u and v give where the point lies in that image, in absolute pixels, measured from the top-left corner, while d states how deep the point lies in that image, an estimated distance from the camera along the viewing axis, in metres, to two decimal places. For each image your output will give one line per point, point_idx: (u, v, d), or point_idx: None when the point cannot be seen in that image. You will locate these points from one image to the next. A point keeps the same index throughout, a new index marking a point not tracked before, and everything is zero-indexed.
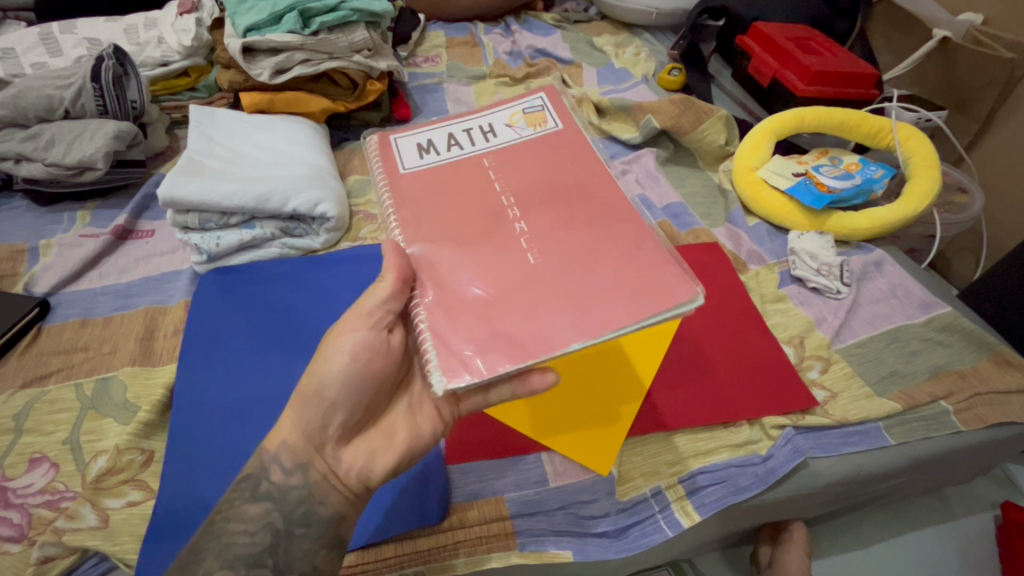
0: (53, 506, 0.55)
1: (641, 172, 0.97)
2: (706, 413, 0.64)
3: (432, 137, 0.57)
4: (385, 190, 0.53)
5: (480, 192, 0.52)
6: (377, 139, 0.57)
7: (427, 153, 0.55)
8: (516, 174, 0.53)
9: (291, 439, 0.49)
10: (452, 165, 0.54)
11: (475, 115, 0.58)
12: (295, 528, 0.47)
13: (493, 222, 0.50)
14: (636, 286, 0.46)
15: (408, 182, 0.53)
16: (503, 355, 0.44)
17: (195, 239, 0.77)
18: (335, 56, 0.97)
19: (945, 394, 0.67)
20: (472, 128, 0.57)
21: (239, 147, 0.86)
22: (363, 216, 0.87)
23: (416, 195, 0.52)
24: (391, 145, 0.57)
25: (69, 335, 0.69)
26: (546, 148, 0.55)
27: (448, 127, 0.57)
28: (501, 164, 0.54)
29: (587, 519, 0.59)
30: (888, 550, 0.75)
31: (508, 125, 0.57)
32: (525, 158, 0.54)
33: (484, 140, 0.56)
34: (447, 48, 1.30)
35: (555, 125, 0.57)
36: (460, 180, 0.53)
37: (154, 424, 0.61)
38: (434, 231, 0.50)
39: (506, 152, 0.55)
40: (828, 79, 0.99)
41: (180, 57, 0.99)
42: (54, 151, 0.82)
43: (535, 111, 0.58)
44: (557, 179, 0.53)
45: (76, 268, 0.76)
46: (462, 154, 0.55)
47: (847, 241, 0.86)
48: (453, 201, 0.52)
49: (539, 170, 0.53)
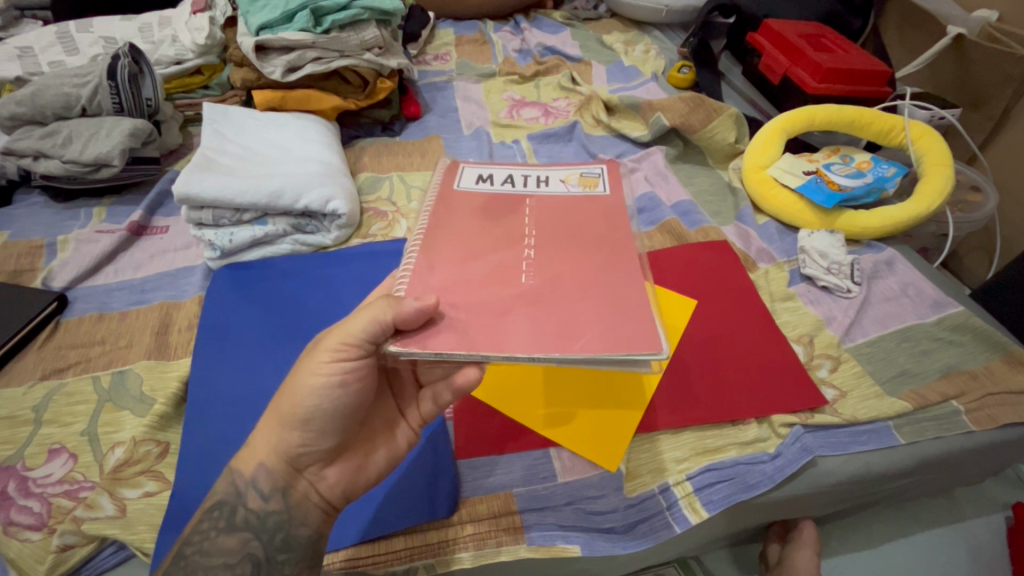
0: (73, 496, 0.56)
1: (650, 170, 0.98)
2: (713, 410, 0.65)
3: (493, 172, 0.63)
4: (433, 194, 0.60)
5: (508, 218, 0.56)
6: (448, 163, 0.65)
7: (483, 182, 0.61)
8: (545, 217, 0.57)
9: (267, 464, 0.47)
10: (498, 198, 0.59)
11: (540, 168, 0.63)
12: (276, 554, 0.47)
13: (505, 240, 0.54)
14: (603, 329, 0.45)
15: (455, 195, 0.60)
16: (453, 335, 0.44)
17: (208, 236, 0.78)
18: (347, 54, 0.97)
19: (956, 394, 0.67)
20: (530, 176, 0.62)
21: (249, 144, 0.87)
22: (373, 213, 0.88)
23: (454, 203, 0.58)
24: (457, 169, 0.64)
25: (86, 328, 0.71)
26: (585, 207, 0.58)
27: (509, 170, 0.63)
28: (540, 206, 0.58)
29: (596, 515, 0.59)
30: (897, 550, 0.75)
31: (563, 180, 0.61)
32: (563, 207, 0.58)
33: (535, 187, 0.60)
34: (457, 45, 1.30)
35: (604, 193, 0.60)
36: (495, 207, 0.58)
37: (169, 416, 0.62)
38: (452, 231, 0.55)
39: (547, 202, 0.58)
40: (841, 77, 0.98)
41: (193, 56, 1.00)
42: (71, 148, 0.83)
43: (592, 176, 0.62)
44: (579, 229, 0.55)
45: (93, 264, 0.77)
46: (509, 193, 0.60)
47: (858, 239, 0.86)
48: (482, 221, 0.56)
49: (570, 218, 0.57)
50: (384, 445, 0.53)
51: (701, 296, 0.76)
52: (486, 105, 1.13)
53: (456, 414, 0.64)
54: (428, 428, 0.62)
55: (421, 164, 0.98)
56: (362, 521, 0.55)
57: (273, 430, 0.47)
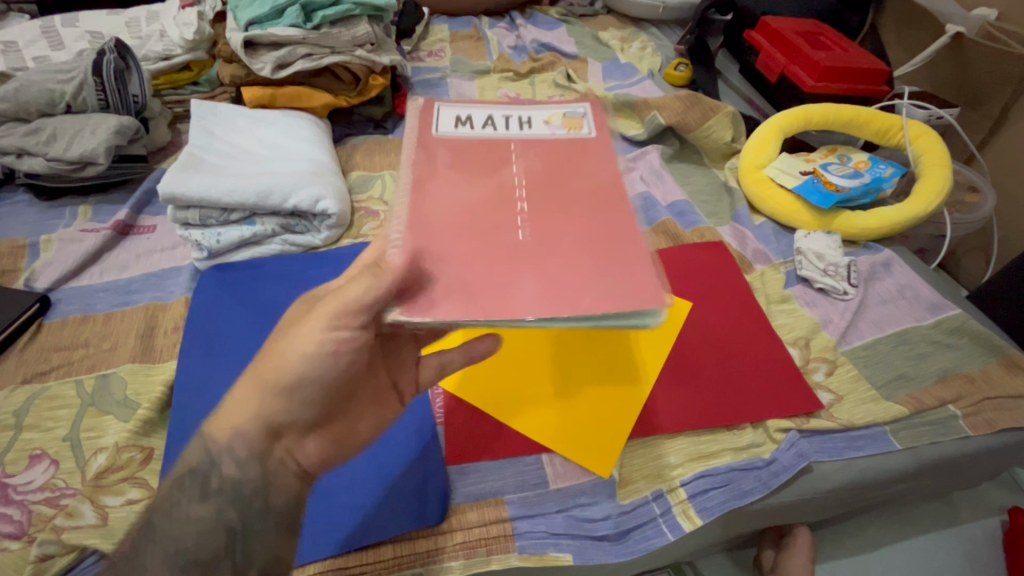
0: (54, 503, 0.55)
1: (646, 169, 0.97)
2: (707, 414, 0.64)
3: (471, 113, 0.59)
4: (410, 142, 0.56)
5: (494, 172, 0.53)
6: (421, 101, 0.60)
7: (462, 125, 0.57)
8: (533, 170, 0.53)
9: (245, 428, 0.44)
10: (479, 143, 0.56)
11: (521, 105, 0.59)
12: (248, 528, 0.45)
13: (495, 199, 0.51)
14: (610, 291, 0.44)
15: (432, 143, 0.56)
16: (455, 304, 0.43)
17: (195, 236, 0.76)
18: (338, 50, 0.96)
19: (952, 398, 0.66)
20: (511, 115, 0.58)
21: (238, 141, 0.86)
22: (364, 213, 0.87)
23: (434, 151, 0.54)
24: (432, 110, 0.59)
25: (69, 331, 0.69)
26: (573, 155, 0.55)
27: (489, 108, 0.59)
28: (526, 153, 0.55)
29: (588, 522, 0.57)
30: (893, 554, 0.74)
31: (546, 122, 0.58)
32: (551, 154, 0.55)
33: (517, 129, 0.57)
34: (451, 42, 1.29)
35: (590, 134, 0.57)
36: (476, 157, 0.54)
37: (153, 422, 0.61)
38: (434, 188, 0.51)
39: (532, 148, 0.55)
40: (839, 75, 0.97)
41: (181, 51, 0.99)
42: (56, 146, 0.81)
43: (576, 117, 0.59)
44: (572, 184, 0.53)
45: (78, 264, 0.76)
46: (489, 137, 0.56)
47: (855, 240, 0.85)
48: (467, 178, 0.53)
49: (561, 173, 0.54)
50: (370, 417, 0.51)
51: (696, 299, 0.76)
52: None
53: (447, 418, 0.63)
54: (419, 433, 0.61)
55: None
56: (349, 529, 0.54)
57: (253, 390, 0.45)
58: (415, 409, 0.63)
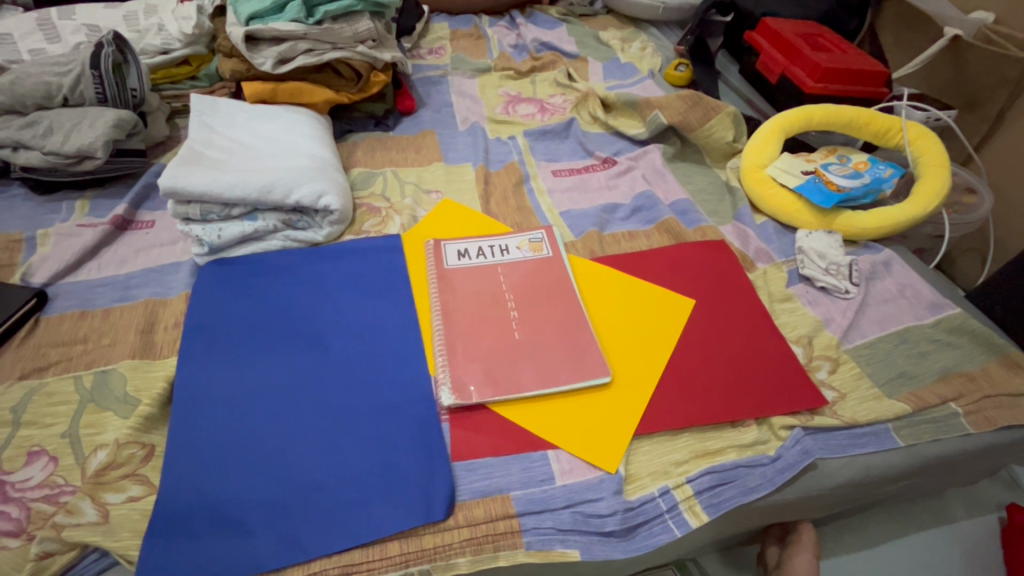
0: (53, 500, 0.54)
1: (648, 168, 0.97)
2: (712, 411, 0.64)
3: (468, 246, 0.80)
4: (434, 277, 0.75)
5: (495, 290, 0.75)
6: (429, 243, 0.79)
7: (464, 258, 0.78)
8: (522, 290, 0.75)
9: None
10: (480, 268, 0.77)
11: (499, 236, 0.82)
12: None
13: (500, 313, 0.72)
14: None
15: (449, 276, 0.76)
16: None
17: (196, 231, 0.75)
18: (339, 46, 0.95)
19: (954, 396, 0.67)
20: (495, 244, 0.80)
21: (239, 137, 0.85)
22: (366, 210, 0.86)
23: (453, 284, 0.75)
24: (441, 249, 0.79)
25: (68, 326, 0.68)
26: (541, 269, 0.77)
27: (479, 242, 0.81)
28: (511, 274, 0.77)
29: (595, 518, 0.57)
30: (894, 551, 0.75)
31: (517, 248, 0.80)
32: (530, 270, 0.77)
33: (500, 256, 0.79)
34: (451, 40, 1.29)
35: (549, 254, 0.79)
36: (479, 283, 0.75)
37: (155, 418, 0.60)
38: (458, 314, 0.71)
39: (514, 271, 0.77)
40: (839, 76, 0.97)
41: (180, 45, 0.98)
42: (52, 139, 0.80)
43: (538, 240, 0.81)
44: (549, 293, 0.74)
45: (75, 259, 0.75)
46: (483, 264, 0.78)
47: (855, 240, 0.86)
48: (479, 301, 0.73)
49: (541, 283, 0.75)
50: None
51: (698, 297, 0.76)
52: (482, 100, 1.11)
53: (452, 415, 0.63)
54: (424, 427, 0.61)
55: (415, 159, 0.97)
56: (354, 526, 0.53)
57: None
58: (419, 405, 0.63)
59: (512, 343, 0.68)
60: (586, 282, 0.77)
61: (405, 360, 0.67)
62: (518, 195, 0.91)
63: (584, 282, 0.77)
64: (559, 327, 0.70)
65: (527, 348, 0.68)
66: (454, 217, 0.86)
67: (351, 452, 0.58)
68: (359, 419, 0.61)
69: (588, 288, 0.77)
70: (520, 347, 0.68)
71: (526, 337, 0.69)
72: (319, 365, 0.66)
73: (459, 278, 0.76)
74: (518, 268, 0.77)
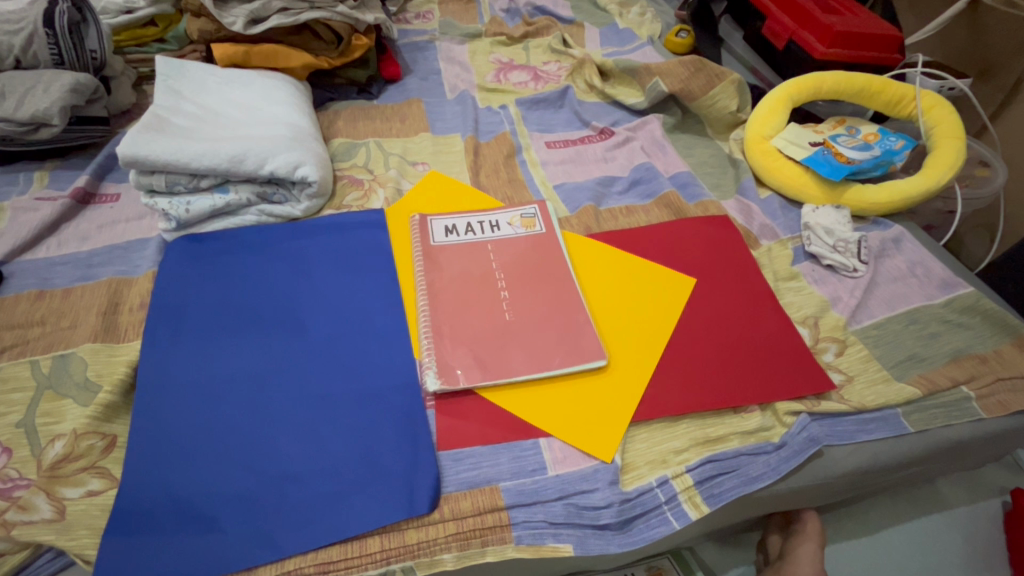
0: (5, 495, 0.49)
1: (647, 139, 0.92)
2: (715, 396, 0.60)
3: (456, 222, 0.75)
4: (420, 253, 0.71)
5: (483, 269, 0.70)
6: (414, 217, 0.74)
7: (453, 235, 0.73)
8: (513, 269, 0.70)
9: None
10: (468, 246, 0.73)
11: (490, 211, 0.77)
12: None
13: (490, 292, 0.67)
14: None
15: (437, 253, 0.71)
16: None
17: (162, 204, 0.70)
18: (317, 6, 0.89)
19: (966, 379, 0.63)
20: (485, 221, 0.76)
21: (210, 103, 0.79)
22: (348, 181, 0.81)
23: (441, 261, 0.70)
24: (427, 225, 0.74)
25: (24, 307, 0.63)
26: (532, 247, 0.72)
27: (467, 217, 0.76)
28: (501, 253, 0.72)
29: (589, 510, 0.53)
30: (895, 537, 0.73)
31: (508, 224, 0.75)
32: (521, 248, 0.73)
33: (490, 232, 0.74)
34: (440, 3, 1.21)
35: (541, 231, 0.75)
36: (468, 259, 0.71)
37: (116, 406, 0.56)
38: (445, 294, 0.67)
39: (505, 248, 0.73)
40: (849, 41, 0.92)
41: (145, 4, 0.90)
42: (3, 104, 0.73)
43: (530, 216, 0.76)
44: (542, 273, 0.70)
45: (33, 235, 0.69)
46: (471, 241, 0.73)
47: (864, 216, 0.81)
48: (467, 280, 0.69)
49: (534, 262, 0.71)
50: None
51: (700, 277, 0.72)
52: (472, 67, 1.05)
53: (440, 401, 0.59)
54: (409, 416, 0.57)
55: (401, 129, 0.91)
56: (331, 522, 0.50)
57: None
58: (402, 392, 0.59)
59: (503, 324, 0.64)
60: (582, 260, 0.73)
61: (388, 344, 0.63)
62: (509, 167, 0.86)
63: (580, 260, 0.73)
64: (553, 309, 0.66)
65: (518, 331, 0.64)
66: (441, 190, 0.81)
67: (330, 441, 0.55)
68: (338, 406, 0.57)
69: (583, 266, 0.72)
70: (510, 329, 0.64)
71: (518, 319, 0.65)
72: (296, 349, 0.62)
73: (447, 256, 0.71)
74: (509, 245, 0.73)
